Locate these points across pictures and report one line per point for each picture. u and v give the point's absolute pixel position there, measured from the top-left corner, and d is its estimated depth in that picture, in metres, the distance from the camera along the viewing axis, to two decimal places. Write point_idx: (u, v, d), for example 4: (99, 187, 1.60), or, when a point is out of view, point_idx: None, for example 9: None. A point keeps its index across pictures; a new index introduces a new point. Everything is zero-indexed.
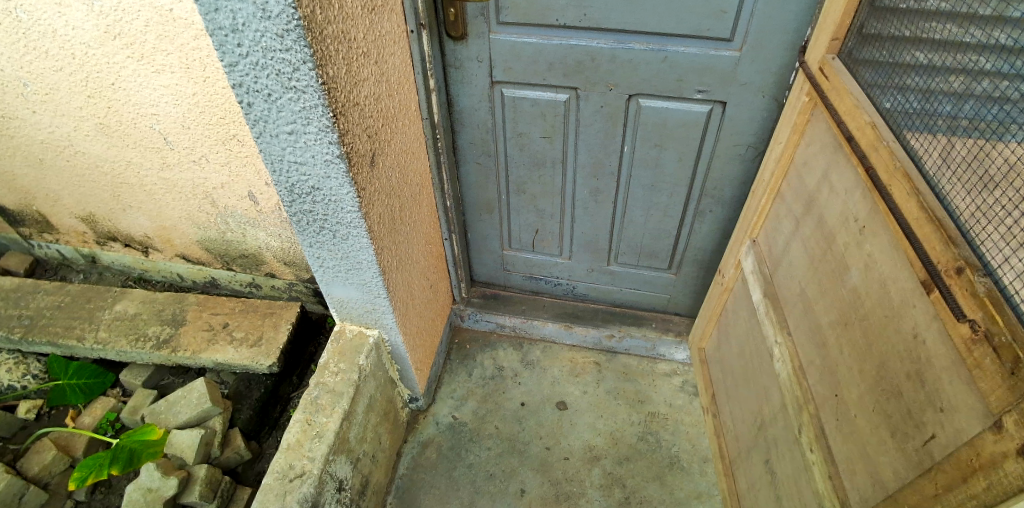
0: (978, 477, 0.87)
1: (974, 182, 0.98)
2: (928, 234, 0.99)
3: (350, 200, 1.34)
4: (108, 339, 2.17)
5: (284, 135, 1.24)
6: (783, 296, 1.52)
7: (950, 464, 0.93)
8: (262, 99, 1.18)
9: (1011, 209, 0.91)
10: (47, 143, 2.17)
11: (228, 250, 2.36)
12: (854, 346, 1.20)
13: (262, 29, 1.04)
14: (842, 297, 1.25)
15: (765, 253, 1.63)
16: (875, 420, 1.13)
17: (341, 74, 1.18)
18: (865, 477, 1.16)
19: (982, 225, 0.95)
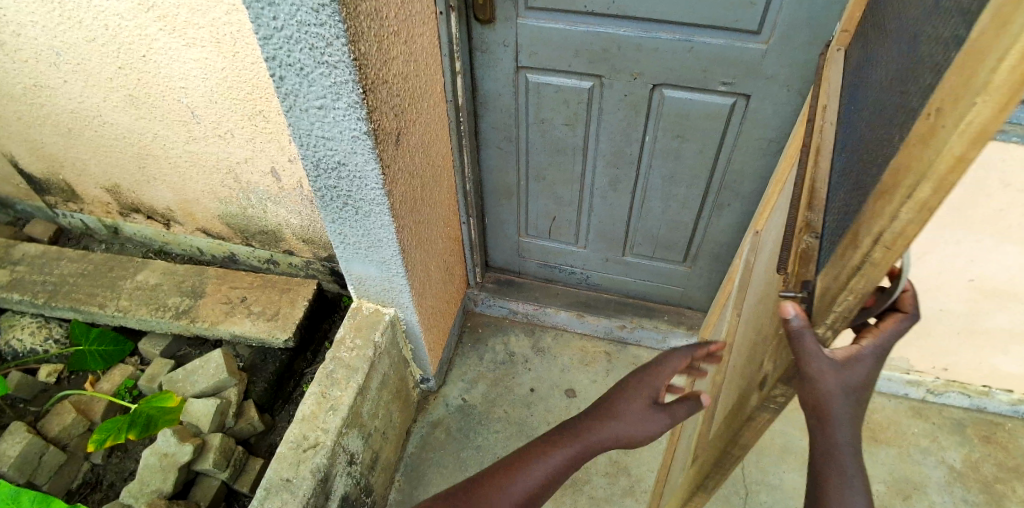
0: (738, 409, 0.94)
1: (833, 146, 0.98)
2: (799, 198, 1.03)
3: (374, 178, 1.36)
4: (128, 307, 2.21)
5: (313, 110, 1.26)
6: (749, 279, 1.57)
7: (734, 402, 1.00)
8: (293, 72, 1.19)
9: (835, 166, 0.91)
10: (77, 113, 2.21)
11: (248, 226, 2.39)
12: (754, 315, 1.26)
13: (298, 3, 1.05)
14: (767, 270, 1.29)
15: (756, 244, 1.66)
16: (735, 379, 1.20)
17: (372, 50, 1.19)
18: (713, 429, 1.24)
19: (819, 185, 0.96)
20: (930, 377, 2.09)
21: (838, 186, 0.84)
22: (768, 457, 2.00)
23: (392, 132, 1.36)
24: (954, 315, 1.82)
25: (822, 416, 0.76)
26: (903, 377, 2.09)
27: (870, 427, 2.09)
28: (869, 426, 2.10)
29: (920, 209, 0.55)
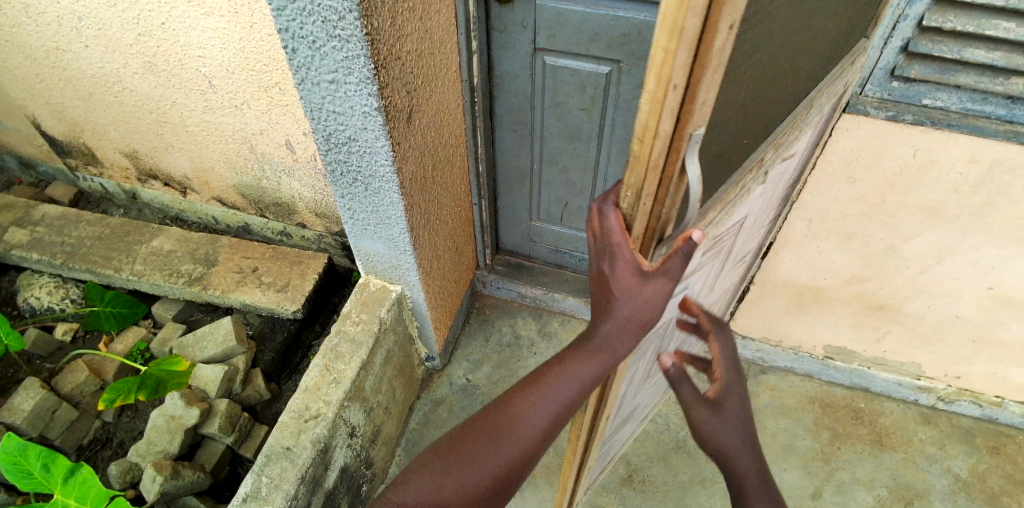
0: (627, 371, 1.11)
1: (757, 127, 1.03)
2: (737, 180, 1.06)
3: (383, 154, 1.36)
4: (143, 272, 2.25)
5: (325, 84, 1.26)
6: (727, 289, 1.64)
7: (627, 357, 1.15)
8: (306, 45, 1.19)
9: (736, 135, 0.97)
10: (98, 78, 2.24)
11: (262, 197, 2.41)
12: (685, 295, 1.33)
13: None
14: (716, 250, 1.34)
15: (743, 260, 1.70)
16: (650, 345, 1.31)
17: (386, 25, 1.18)
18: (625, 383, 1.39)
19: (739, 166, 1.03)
20: (942, 384, 2.05)
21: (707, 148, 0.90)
22: (768, 454, 1.99)
23: (405, 110, 1.36)
24: (969, 322, 1.78)
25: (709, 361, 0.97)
26: (912, 382, 2.06)
27: (875, 431, 2.07)
28: (874, 429, 2.07)
29: (654, 102, 0.67)
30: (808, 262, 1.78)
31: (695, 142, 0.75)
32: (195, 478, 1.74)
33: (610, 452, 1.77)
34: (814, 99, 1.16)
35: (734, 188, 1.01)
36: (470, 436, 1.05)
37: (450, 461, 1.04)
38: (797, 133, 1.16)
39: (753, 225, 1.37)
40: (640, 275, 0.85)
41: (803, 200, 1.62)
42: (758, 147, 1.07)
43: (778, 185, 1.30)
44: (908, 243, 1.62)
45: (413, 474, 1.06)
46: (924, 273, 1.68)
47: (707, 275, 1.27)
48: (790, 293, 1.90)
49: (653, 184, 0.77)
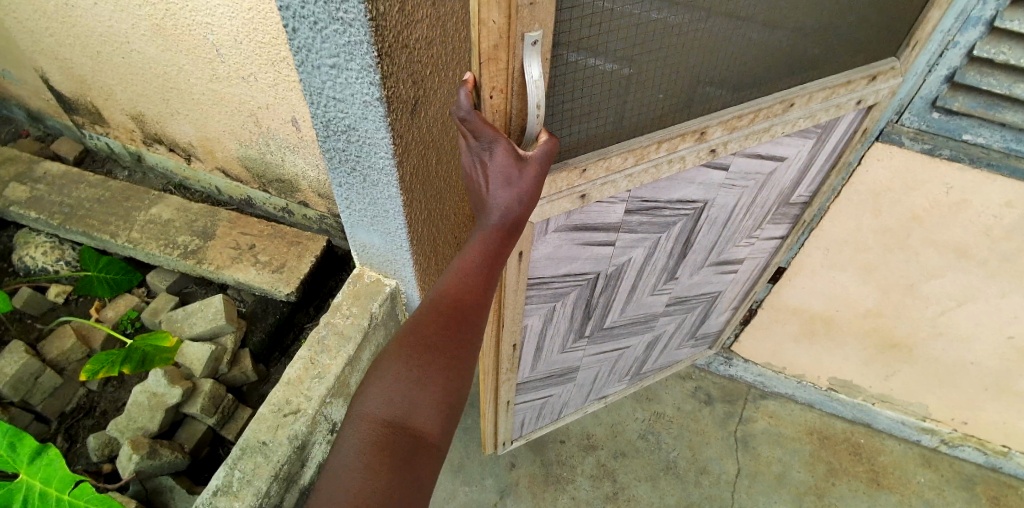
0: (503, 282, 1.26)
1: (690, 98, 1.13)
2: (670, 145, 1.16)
3: (384, 147, 1.28)
4: (139, 240, 2.22)
5: (325, 68, 1.18)
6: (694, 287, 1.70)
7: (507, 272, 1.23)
8: (307, 26, 1.11)
9: (658, 96, 1.09)
10: (106, 37, 2.17)
11: (265, 172, 2.34)
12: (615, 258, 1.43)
13: None
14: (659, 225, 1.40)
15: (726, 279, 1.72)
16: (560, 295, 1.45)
17: (393, 10, 1.10)
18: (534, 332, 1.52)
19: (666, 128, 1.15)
20: (947, 428, 1.97)
21: (614, 94, 1.05)
22: (760, 483, 1.94)
23: (409, 100, 1.28)
24: (985, 369, 1.70)
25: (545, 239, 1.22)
26: (917, 423, 1.99)
27: (873, 469, 2.00)
28: (871, 466, 2.01)
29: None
30: (822, 292, 1.69)
31: (530, 44, 0.86)
32: (173, 459, 1.72)
33: (549, 412, 1.87)
34: (803, 118, 1.23)
35: (653, 147, 1.14)
36: (421, 333, 0.97)
37: (417, 365, 0.95)
38: (766, 130, 1.23)
39: (714, 221, 1.45)
40: (517, 168, 0.93)
41: (823, 226, 1.54)
42: (698, 120, 1.16)
43: (745, 187, 1.39)
44: (929, 283, 1.54)
45: (380, 385, 0.95)
46: (943, 315, 1.60)
47: (634, 240, 1.41)
48: (799, 320, 1.82)
49: (498, 76, 0.89)
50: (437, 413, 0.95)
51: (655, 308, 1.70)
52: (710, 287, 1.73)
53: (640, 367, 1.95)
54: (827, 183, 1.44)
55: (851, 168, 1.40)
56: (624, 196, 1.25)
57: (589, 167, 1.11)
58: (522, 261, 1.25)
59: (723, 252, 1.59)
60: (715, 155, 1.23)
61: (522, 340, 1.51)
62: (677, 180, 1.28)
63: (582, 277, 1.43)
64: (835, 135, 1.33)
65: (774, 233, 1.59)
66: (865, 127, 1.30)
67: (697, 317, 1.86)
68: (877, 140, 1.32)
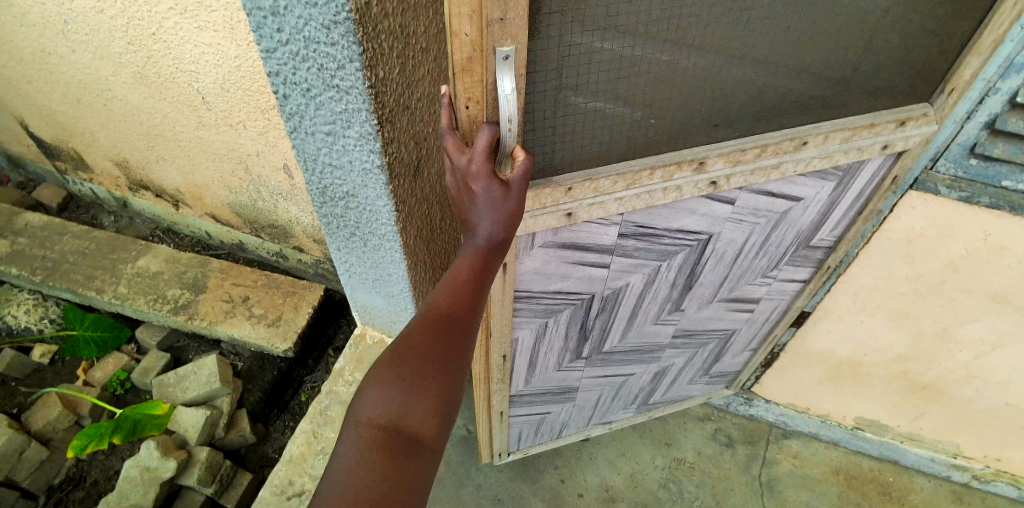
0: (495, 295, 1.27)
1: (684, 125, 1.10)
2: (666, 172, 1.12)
3: (386, 214, 1.18)
4: (126, 295, 2.12)
5: (320, 135, 1.07)
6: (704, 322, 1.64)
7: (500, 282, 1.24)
8: (299, 93, 1.00)
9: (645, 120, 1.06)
10: (85, 84, 2.05)
11: (258, 218, 2.24)
12: (612, 283, 1.39)
13: (307, 16, 0.87)
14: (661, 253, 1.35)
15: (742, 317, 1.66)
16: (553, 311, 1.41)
17: (393, 74, 1.00)
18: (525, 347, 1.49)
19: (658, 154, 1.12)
20: (979, 464, 1.89)
21: (598, 114, 1.03)
22: None
23: (412, 164, 1.18)
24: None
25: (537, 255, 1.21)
26: (948, 460, 1.90)
27: None
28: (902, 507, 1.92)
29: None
30: (849, 336, 1.61)
31: (502, 59, 0.83)
32: None
33: (547, 429, 1.83)
34: (816, 157, 1.17)
35: (646, 173, 1.10)
36: (414, 343, 0.86)
37: (413, 374, 0.83)
38: (775, 166, 1.17)
39: (721, 256, 1.41)
40: (501, 192, 0.87)
41: (851, 272, 1.46)
42: (697, 150, 1.11)
43: (755, 224, 1.33)
44: (964, 327, 1.46)
45: (372, 398, 0.82)
46: (978, 358, 1.52)
47: (632, 266, 1.36)
48: (823, 363, 1.73)
49: (473, 87, 0.88)
50: (436, 427, 0.84)
51: (660, 338, 1.65)
52: (724, 326, 1.67)
53: (647, 397, 1.89)
54: (855, 231, 1.36)
55: (882, 215, 1.31)
56: (617, 218, 1.21)
57: (577, 184, 1.08)
58: (507, 274, 1.23)
59: (734, 289, 1.53)
60: (716, 188, 1.18)
61: (512, 354, 1.48)
62: (676, 208, 1.24)
63: (576, 297, 1.39)
64: (858, 179, 1.26)
65: (794, 276, 1.53)
66: (895, 174, 1.23)
67: (710, 355, 1.79)
68: (910, 188, 1.24)
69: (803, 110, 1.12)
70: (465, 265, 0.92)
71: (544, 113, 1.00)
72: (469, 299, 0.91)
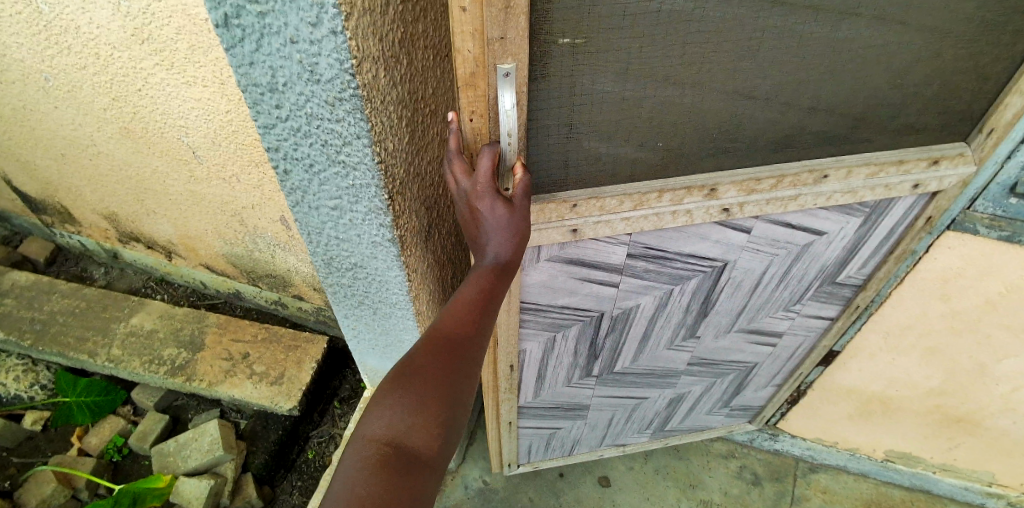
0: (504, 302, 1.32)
1: (695, 153, 1.08)
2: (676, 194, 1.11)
3: (398, 284, 1.10)
4: (120, 357, 2.02)
5: (325, 209, 0.99)
6: (721, 348, 1.61)
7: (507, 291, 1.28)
8: (301, 169, 0.92)
9: (656, 143, 1.05)
10: (69, 139, 1.96)
11: (255, 268, 2.16)
12: (619, 302, 1.40)
13: (309, 92, 0.79)
14: (670, 277, 1.35)
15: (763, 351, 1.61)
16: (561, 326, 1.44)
17: (404, 143, 0.92)
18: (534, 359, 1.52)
19: (668, 175, 1.10)
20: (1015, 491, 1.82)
21: (604, 136, 1.02)
22: None
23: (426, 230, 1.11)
24: None
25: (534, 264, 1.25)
26: (983, 488, 1.83)
27: None
28: None
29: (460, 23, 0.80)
30: (880, 373, 1.55)
31: (502, 76, 0.85)
32: None
33: (558, 443, 1.86)
34: (838, 191, 1.15)
35: (654, 196, 1.10)
36: (417, 361, 0.85)
37: (416, 393, 0.81)
38: (792, 197, 1.15)
39: (738, 284, 1.39)
40: (506, 208, 0.91)
41: (883, 311, 1.39)
42: (710, 176, 1.10)
43: (774, 255, 1.32)
44: (1001, 363, 1.40)
45: (374, 415, 0.80)
46: (1016, 392, 1.46)
47: (641, 287, 1.37)
48: (852, 399, 1.67)
49: (476, 103, 0.90)
50: (439, 448, 0.81)
51: (675, 364, 1.64)
52: (745, 357, 1.64)
53: (665, 423, 1.88)
54: (888, 271, 1.30)
55: (917, 255, 1.25)
56: (624, 239, 1.22)
57: (582, 202, 1.10)
58: (514, 285, 1.27)
59: (754, 320, 1.51)
60: (728, 215, 1.17)
61: (521, 365, 1.52)
62: (687, 233, 1.24)
63: (584, 313, 1.41)
64: (886, 217, 1.22)
65: (820, 313, 1.47)
66: (928, 214, 1.18)
67: (730, 387, 1.76)
68: (949, 228, 1.18)
69: (820, 141, 1.08)
70: (470, 287, 0.93)
71: (548, 136, 1.01)
72: (472, 321, 0.90)
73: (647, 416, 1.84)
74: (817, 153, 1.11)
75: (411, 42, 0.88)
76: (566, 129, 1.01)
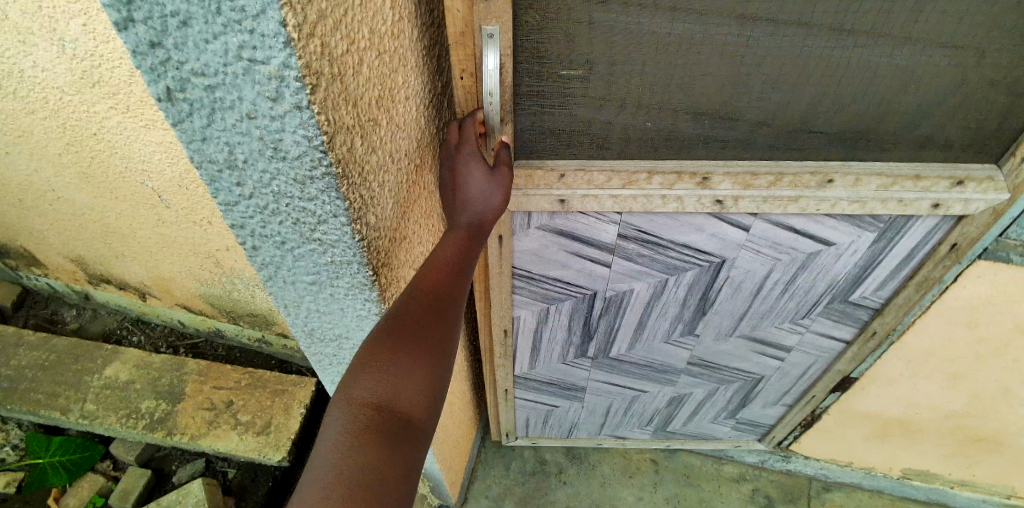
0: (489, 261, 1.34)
1: (690, 138, 1.04)
2: (666, 175, 1.08)
3: None
4: (95, 413, 1.90)
5: (302, 284, 0.88)
6: (721, 353, 1.54)
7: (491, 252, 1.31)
8: (271, 245, 0.81)
9: (648, 122, 1.02)
10: (26, 185, 1.83)
11: (235, 308, 2.04)
12: (613, 284, 1.37)
13: (273, 170, 0.68)
14: (666, 268, 1.31)
15: (772, 365, 1.55)
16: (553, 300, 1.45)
17: (387, 205, 0.81)
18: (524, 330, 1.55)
19: (660, 154, 1.07)
20: None
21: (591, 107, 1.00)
22: None
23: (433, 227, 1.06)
24: None
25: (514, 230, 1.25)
26: (1001, 501, 1.78)
27: None
28: None
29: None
30: (900, 397, 1.48)
31: (487, 36, 0.87)
32: None
33: (555, 421, 1.89)
34: (846, 199, 1.08)
35: (644, 176, 1.09)
36: (396, 323, 0.75)
37: (398, 355, 0.72)
38: (793, 200, 1.09)
39: (738, 286, 1.33)
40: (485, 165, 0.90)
41: (906, 338, 1.31)
42: (705, 163, 1.07)
43: (776, 259, 1.25)
44: None
45: (352, 378, 0.70)
46: None
47: (635, 272, 1.33)
48: (869, 422, 1.60)
49: (466, 60, 0.94)
50: (424, 414, 0.72)
51: (674, 360, 1.59)
52: (750, 367, 1.57)
53: (666, 421, 1.85)
54: (910, 298, 1.22)
55: (945, 285, 1.17)
56: (615, 218, 1.20)
57: (570, 173, 1.10)
58: (503, 244, 1.28)
59: (757, 328, 1.45)
60: (723, 207, 1.13)
61: (515, 332, 1.54)
62: (681, 221, 1.20)
63: (578, 290, 1.40)
64: (905, 237, 1.14)
65: (833, 334, 1.40)
66: (953, 240, 1.10)
67: (734, 397, 1.70)
68: (980, 257, 1.09)
69: (830, 142, 1.02)
70: (447, 247, 0.86)
71: (534, 102, 1.00)
72: (452, 284, 0.82)
73: (646, 413, 1.82)
74: (826, 156, 1.04)
75: (389, 99, 0.76)
76: (551, 100, 1.00)
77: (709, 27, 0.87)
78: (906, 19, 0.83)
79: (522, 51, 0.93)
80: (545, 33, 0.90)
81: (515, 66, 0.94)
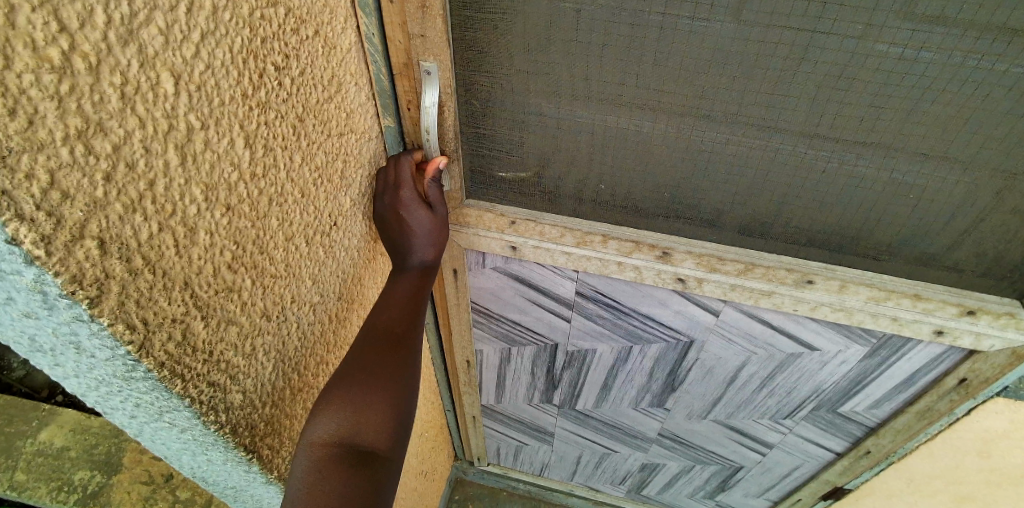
0: (444, 299, 1.16)
1: (646, 205, 0.86)
2: (624, 242, 0.89)
3: (275, 497, 0.83)
4: (25, 484, 1.76)
5: (175, 449, 0.72)
6: (696, 430, 1.33)
7: (444, 290, 1.13)
8: (124, 419, 0.65)
9: (600, 184, 0.85)
10: None
11: None
12: (573, 343, 1.17)
13: (89, 365, 0.52)
14: (632, 336, 1.10)
15: (754, 462, 1.38)
16: (517, 351, 1.26)
17: (263, 359, 0.65)
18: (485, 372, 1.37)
19: (617, 217, 0.89)
20: None
21: (540, 156, 0.84)
22: None
23: (371, 280, 0.92)
24: None
25: (459, 267, 1.05)
26: None
27: None
28: None
29: (376, 14, 0.70)
30: None
31: (426, 74, 0.74)
32: None
33: (524, 458, 1.75)
34: (827, 304, 0.87)
35: (598, 239, 0.90)
36: (351, 360, 0.69)
37: (354, 389, 0.66)
38: (765, 293, 0.88)
39: (709, 370, 1.13)
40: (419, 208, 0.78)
41: (908, 460, 1.15)
42: (665, 236, 0.89)
43: (751, 352, 1.05)
44: None
45: (311, 418, 0.64)
46: None
47: (597, 333, 1.12)
48: None
49: (409, 95, 0.79)
50: (392, 444, 0.65)
51: (644, 429, 1.38)
52: (728, 454, 1.38)
53: (639, 485, 1.68)
54: (910, 424, 1.07)
55: (955, 417, 1.00)
56: (572, 273, 0.99)
57: (520, 220, 0.93)
58: (456, 281, 1.09)
59: (733, 417, 1.25)
60: (685, 287, 0.92)
61: (477, 365, 1.35)
62: (643, 292, 0.98)
63: (538, 337, 1.19)
64: (903, 358, 0.96)
65: (824, 444, 1.23)
66: (962, 374, 0.92)
67: (712, 480, 1.52)
68: (1000, 395, 0.92)
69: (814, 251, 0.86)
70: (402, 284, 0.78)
71: (483, 144, 0.85)
72: (412, 316, 0.75)
73: (619, 487, 1.73)
74: (805, 252, 0.85)
75: (255, 252, 0.59)
76: (498, 144, 0.84)
77: (659, 125, 0.75)
78: (906, 133, 0.67)
79: (467, 91, 0.79)
80: (492, 74, 0.76)
81: (462, 99, 0.80)
